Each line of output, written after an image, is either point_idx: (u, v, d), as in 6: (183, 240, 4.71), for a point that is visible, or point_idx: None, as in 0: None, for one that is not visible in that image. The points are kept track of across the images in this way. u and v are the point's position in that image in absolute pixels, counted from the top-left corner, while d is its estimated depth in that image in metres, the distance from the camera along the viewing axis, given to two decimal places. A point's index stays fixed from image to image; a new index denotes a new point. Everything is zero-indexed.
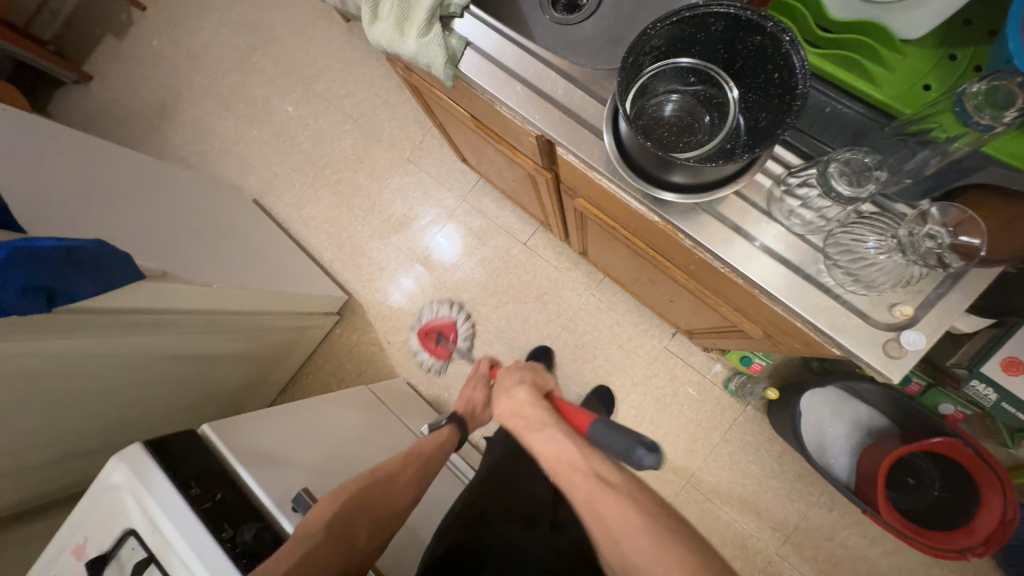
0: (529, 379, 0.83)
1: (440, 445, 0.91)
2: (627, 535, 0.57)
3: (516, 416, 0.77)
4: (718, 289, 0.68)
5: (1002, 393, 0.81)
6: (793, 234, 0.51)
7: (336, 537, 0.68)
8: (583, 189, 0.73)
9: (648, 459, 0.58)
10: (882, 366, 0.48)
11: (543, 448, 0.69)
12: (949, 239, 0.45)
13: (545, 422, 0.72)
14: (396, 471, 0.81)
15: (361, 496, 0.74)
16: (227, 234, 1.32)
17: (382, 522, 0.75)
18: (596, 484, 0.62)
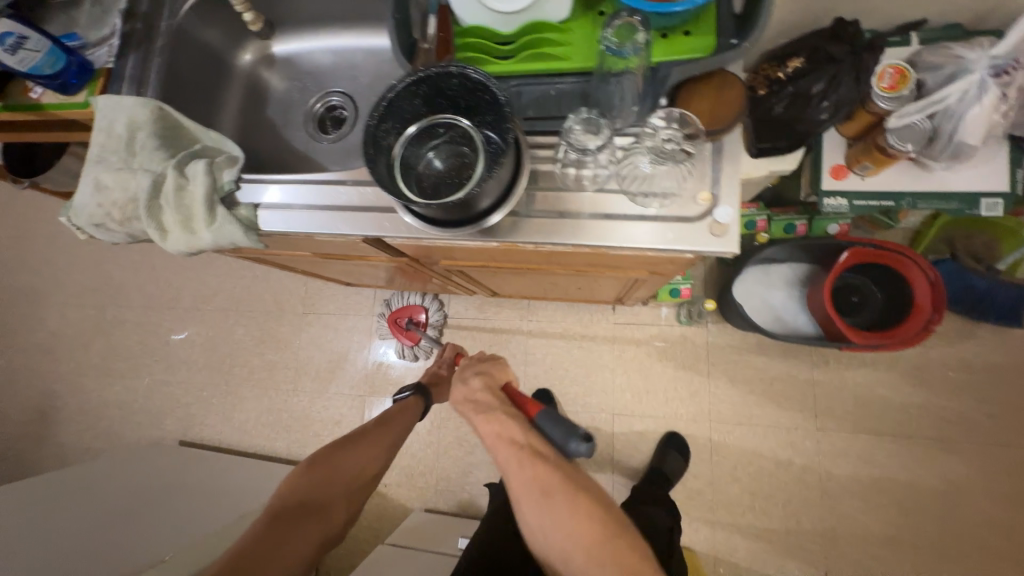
0: (486, 368, 0.74)
1: (401, 419, 0.84)
2: (551, 501, 0.61)
3: (466, 401, 0.71)
4: (592, 263, 0.72)
5: (846, 196, 0.91)
6: (593, 192, 0.57)
7: (308, 512, 0.68)
8: (436, 255, 0.75)
9: (581, 449, 0.60)
10: (720, 247, 0.54)
11: (494, 434, 0.65)
12: (679, 132, 0.54)
13: (500, 410, 0.67)
14: (356, 440, 0.78)
15: (323, 475, 0.72)
16: (166, 495, 1.22)
17: (353, 491, 0.74)
18: (523, 458, 0.63)
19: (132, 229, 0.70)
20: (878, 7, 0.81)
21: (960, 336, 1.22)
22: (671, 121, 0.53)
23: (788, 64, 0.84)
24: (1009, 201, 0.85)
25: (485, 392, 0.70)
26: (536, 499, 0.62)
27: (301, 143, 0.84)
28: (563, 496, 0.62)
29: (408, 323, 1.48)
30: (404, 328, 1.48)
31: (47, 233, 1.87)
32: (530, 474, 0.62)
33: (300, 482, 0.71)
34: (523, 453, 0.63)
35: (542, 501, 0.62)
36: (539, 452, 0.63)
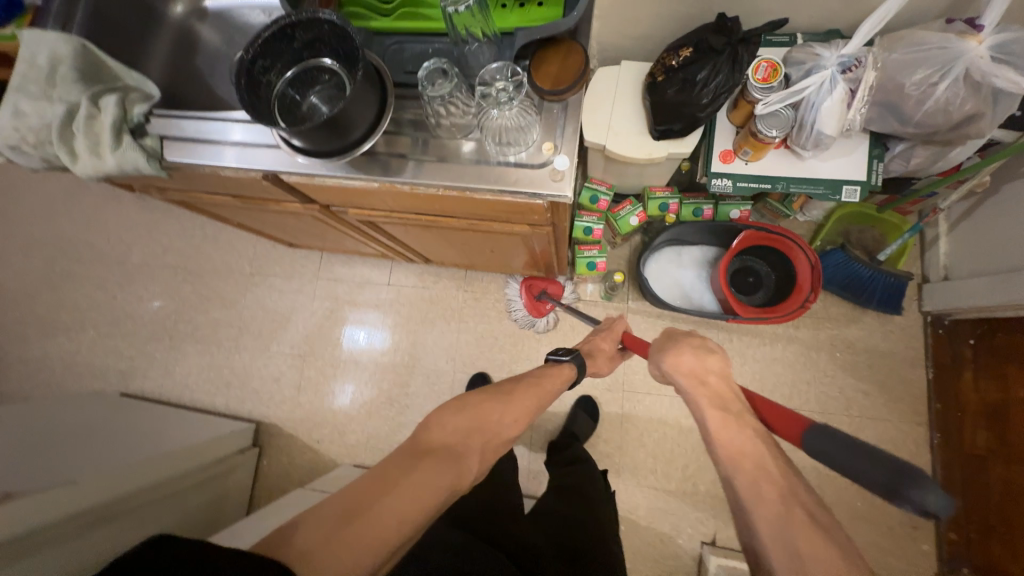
0: (721, 357, 0.75)
1: (555, 380, 0.86)
2: (812, 559, 0.50)
3: (698, 376, 0.72)
4: (473, 214, 0.80)
5: (731, 177, 1.01)
6: (455, 138, 0.65)
7: (447, 455, 0.66)
8: (337, 200, 0.83)
9: (931, 504, 0.44)
10: (557, 190, 0.62)
11: (733, 446, 0.60)
12: (521, 82, 0.62)
13: (743, 417, 0.64)
14: (509, 397, 0.79)
15: (478, 427, 0.73)
16: (96, 432, 1.26)
17: (494, 446, 0.73)
18: (786, 491, 0.55)
19: (47, 153, 0.75)
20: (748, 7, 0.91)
21: (847, 321, 1.34)
22: (516, 75, 0.61)
23: (680, 52, 0.91)
24: (865, 189, 0.96)
25: (719, 378, 0.72)
26: (796, 543, 0.51)
27: (222, 91, 0.88)
28: (837, 561, 0.49)
29: (541, 295, 1.40)
30: (536, 299, 1.40)
31: (1, 183, 1.88)
32: (786, 518, 0.53)
33: (461, 421, 0.72)
34: (774, 483, 0.56)
35: (800, 548, 0.51)
36: (807, 513, 0.54)
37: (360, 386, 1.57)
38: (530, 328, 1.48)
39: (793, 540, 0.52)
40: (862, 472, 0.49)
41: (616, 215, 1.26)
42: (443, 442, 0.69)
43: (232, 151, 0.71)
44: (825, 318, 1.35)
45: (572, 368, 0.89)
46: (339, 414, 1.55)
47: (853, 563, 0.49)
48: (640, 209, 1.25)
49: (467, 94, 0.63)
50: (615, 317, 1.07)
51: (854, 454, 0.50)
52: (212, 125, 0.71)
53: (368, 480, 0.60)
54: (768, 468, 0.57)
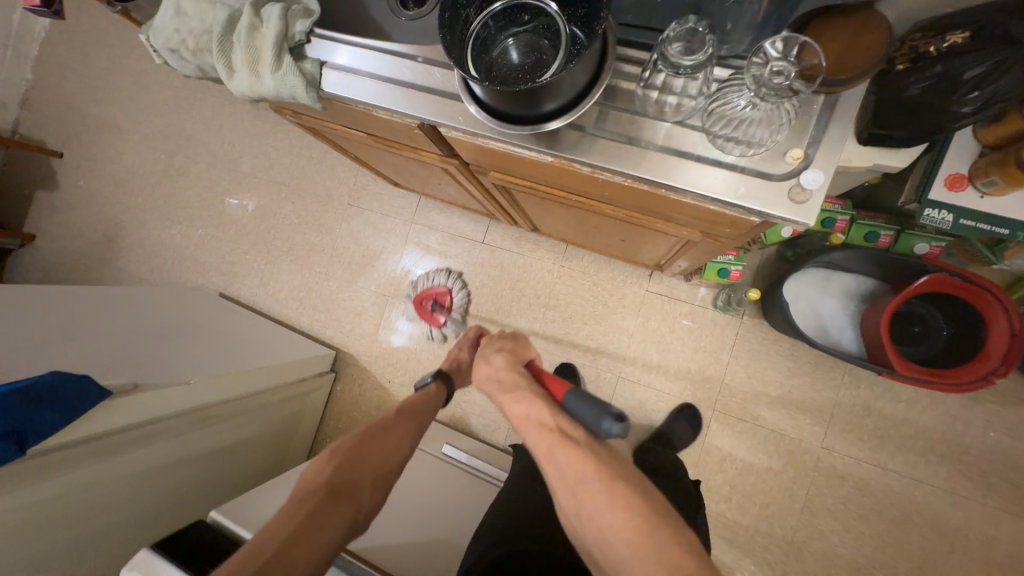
0: (507, 348, 0.79)
1: (428, 400, 0.82)
2: (585, 497, 0.54)
3: (490, 381, 0.74)
4: (643, 207, 0.67)
5: (956, 211, 0.80)
6: (671, 123, 0.51)
7: (333, 499, 0.62)
8: (486, 161, 0.73)
9: (615, 430, 0.56)
10: (794, 215, 0.48)
11: (517, 412, 0.64)
12: (794, 68, 0.45)
13: (524, 385, 0.67)
14: (388, 424, 0.73)
15: (357, 456, 0.67)
16: (200, 330, 1.35)
17: (384, 476, 0.68)
18: (552, 433, 0.59)
19: (203, 62, 0.70)
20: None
21: (1013, 398, 1.12)
22: (785, 53, 0.46)
23: (947, 38, 0.68)
24: None
25: (504, 368, 0.73)
26: (569, 484, 0.56)
27: (378, 13, 0.77)
28: (596, 482, 0.54)
29: (433, 306, 1.51)
30: (429, 312, 1.51)
31: (134, 69, 1.94)
32: (565, 459, 0.56)
33: (332, 470, 0.65)
34: (551, 434, 0.59)
35: (571, 482, 0.55)
36: (581, 441, 0.58)
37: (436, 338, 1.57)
38: (438, 341, 1.54)
39: (566, 475, 0.56)
40: (581, 414, 0.59)
41: None
42: (327, 480, 0.64)
43: (335, 76, 0.64)
44: (985, 389, 1.13)
45: (438, 386, 0.87)
46: (412, 360, 1.57)
47: (618, 482, 0.54)
48: None
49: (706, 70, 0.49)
50: (468, 332, 1.03)
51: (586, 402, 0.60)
52: (345, 50, 0.63)
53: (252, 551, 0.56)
54: (546, 421, 0.60)
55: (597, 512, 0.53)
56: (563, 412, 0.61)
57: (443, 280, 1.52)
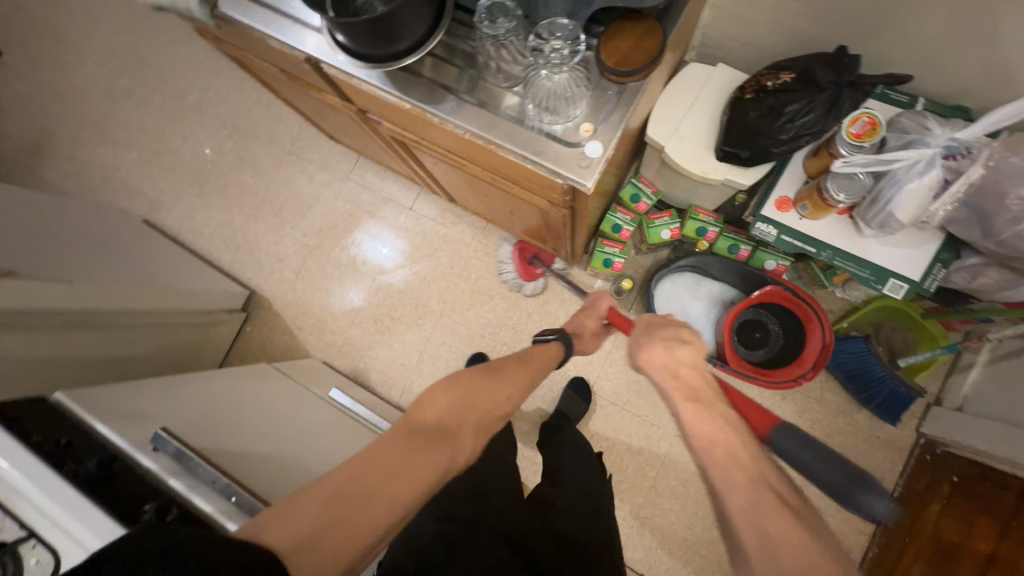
0: (693, 340, 0.77)
1: (545, 358, 0.86)
2: (783, 546, 0.56)
3: (669, 372, 0.73)
4: (496, 170, 0.76)
5: (779, 227, 0.93)
6: (501, 90, 0.63)
7: (438, 437, 0.65)
8: (372, 107, 0.80)
9: (885, 510, 0.69)
10: (579, 177, 0.58)
11: (700, 431, 0.66)
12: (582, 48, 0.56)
13: (714, 404, 0.68)
14: (503, 372, 0.77)
15: (469, 405, 0.70)
16: (108, 246, 1.34)
17: (484, 425, 0.71)
18: (760, 481, 0.60)
19: None
20: (874, 48, 0.82)
21: (835, 409, 1.28)
22: (575, 42, 0.57)
23: (779, 76, 0.84)
24: (911, 289, 0.89)
25: (693, 371, 0.73)
26: (760, 517, 0.58)
27: None
28: (800, 535, 0.56)
29: (534, 259, 1.40)
30: (529, 263, 1.40)
31: None
32: (755, 493, 0.60)
33: (452, 403, 0.68)
34: (732, 466, 0.62)
35: (769, 534, 0.57)
36: (770, 490, 0.60)
37: (352, 294, 1.61)
38: (518, 289, 1.48)
39: (765, 525, 0.57)
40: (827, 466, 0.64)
41: (651, 222, 1.20)
42: (435, 422, 0.67)
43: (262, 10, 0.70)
44: (814, 399, 1.29)
45: (558, 347, 0.89)
46: (325, 311, 1.61)
47: (811, 534, 0.57)
48: (677, 225, 1.19)
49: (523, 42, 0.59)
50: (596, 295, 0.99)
51: (815, 453, 0.70)
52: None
53: (342, 485, 0.57)
54: (744, 460, 0.62)
55: (792, 566, 0.54)
56: (765, 460, 0.64)
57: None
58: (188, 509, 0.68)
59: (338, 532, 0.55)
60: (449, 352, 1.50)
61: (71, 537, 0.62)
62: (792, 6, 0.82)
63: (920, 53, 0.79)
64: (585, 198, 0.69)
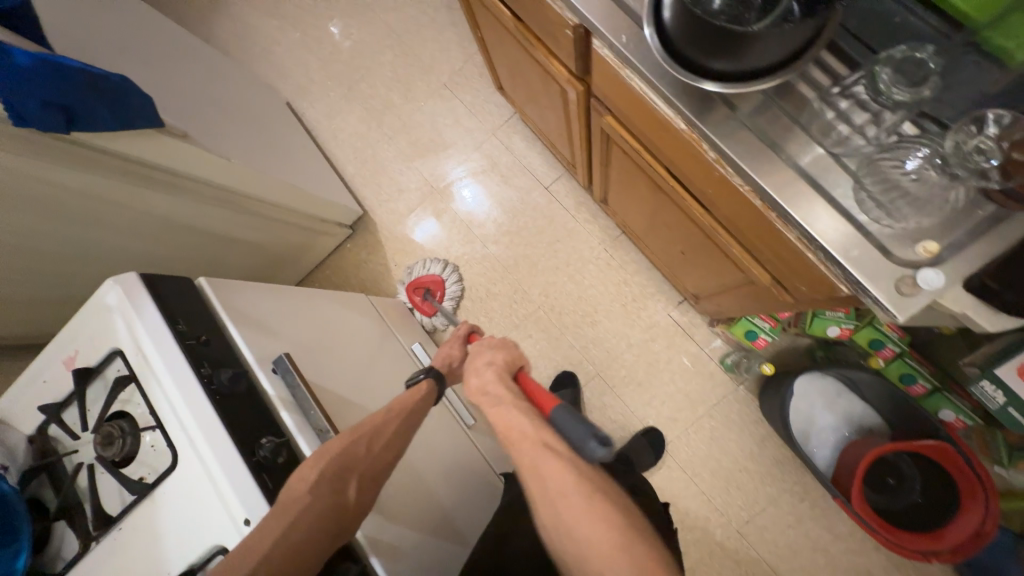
0: (500, 360, 0.71)
1: (411, 399, 0.68)
2: (566, 504, 0.54)
3: (485, 394, 0.68)
4: (734, 225, 0.63)
5: (1012, 397, 0.76)
6: (826, 153, 0.48)
7: (322, 508, 0.57)
8: (612, 100, 0.68)
9: (601, 454, 0.57)
10: (889, 303, 0.44)
11: (499, 421, 0.63)
12: (993, 153, 0.43)
13: (510, 400, 0.64)
14: (376, 425, 0.64)
15: (349, 460, 0.60)
16: (258, 127, 1.33)
17: (375, 474, 0.61)
18: (541, 446, 0.58)
19: None
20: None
21: None
22: (1003, 133, 0.43)
23: None
24: None
25: (503, 382, 0.68)
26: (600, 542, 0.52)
27: None
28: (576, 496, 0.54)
29: (426, 295, 1.45)
30: (421, 299, 1.45)
31: None
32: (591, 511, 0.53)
33: (316, 479, 0.57)
34: (533, 442, 0.59)
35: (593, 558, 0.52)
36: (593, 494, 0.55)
37: (454, 251, 1.55)
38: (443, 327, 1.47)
39: (548, 486, 0.56)
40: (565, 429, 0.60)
41: (820, 311, 1.03)
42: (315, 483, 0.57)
43: None
44: (911, 562, 1.13)
45: (429, 386, 0.71)
46: (424, 258, 1.56)
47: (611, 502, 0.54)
48: (851, 326, 1.02)
49: (901, 118, 0.48)
50: (460, 329, 0.85)
51: (580, 428, 0.59)
52: None
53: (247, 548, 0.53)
54: (527, 433, 0.60)
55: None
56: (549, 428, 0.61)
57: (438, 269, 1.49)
58: (293, 454, 0.65)
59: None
60: (531, 348, 1.42)
61: (193, 446, 0.60)
62: None
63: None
64: (844, 305, 0.56)
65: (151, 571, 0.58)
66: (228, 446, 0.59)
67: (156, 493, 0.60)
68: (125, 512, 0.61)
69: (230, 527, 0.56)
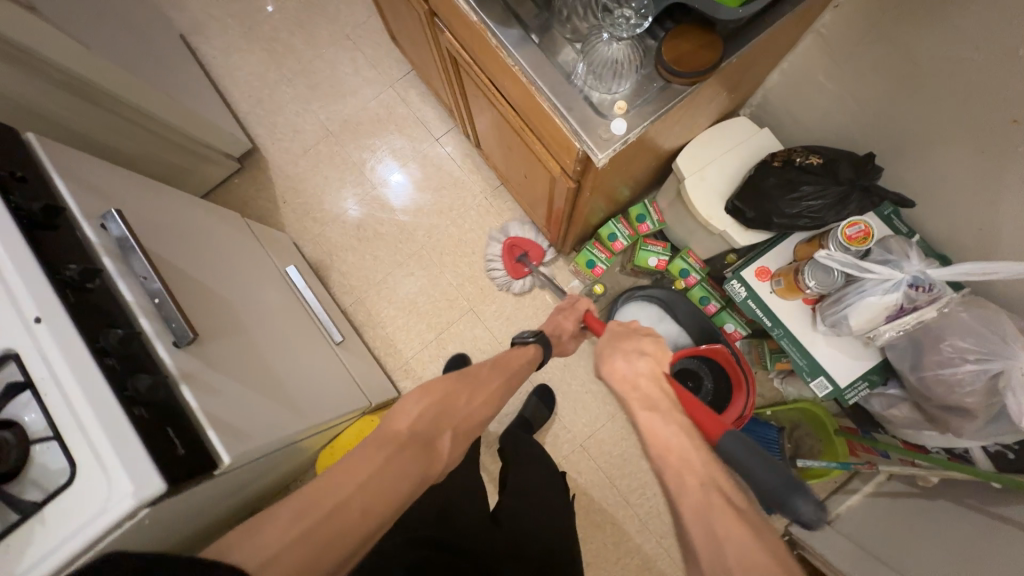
0: (651, 352, 0.74)
1: (523, 356, 0.90)
2: (740, 561, 0.50)
3: (630, 384, 0.70)
4: (526, 116, 0.77)
5: (749, 290, 0.98)
6: (569, 46, 0.67)
7: (419, 445, 0.69)
8: (440, 11, 0.81)
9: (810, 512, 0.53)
10: (595, 145, 0.61)
11: (650, 430, 0.63)
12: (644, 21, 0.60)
13: (663, 410, 0.64)
14: (479, 375, 0.83)
15: (447, 406, 0.75)
16: (137, 37, 1.30)
17: (465, 428, 0.77)
18: (710, 489, 0.55)
19: None
20: (895, 169, 0.89)
21: None
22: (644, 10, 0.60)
23: (808, 158, 0.89)
24: (832, 393, 0.94)
25: (652, 380, 0.69)
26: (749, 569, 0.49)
27: None
28: (756, 553, 0.50)
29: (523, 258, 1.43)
30: (515, 260, 1.42)
31: None
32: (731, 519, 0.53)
33: (426, 407, 0.73)
34: (705, 480, 0.56)
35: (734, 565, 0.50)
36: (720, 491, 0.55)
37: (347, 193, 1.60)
38: (503, 288, 1.48)
39: (716, 531, 0.52)
40: (757, 478, 0.56)
41: (644, 245, 1.26)
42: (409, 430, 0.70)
43: None
44: None
45: (537, 348, 0.93)
46: (314, 197, 1.59)
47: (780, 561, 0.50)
48: (666, 257, 1.25)
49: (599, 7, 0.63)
50: (575, 301, 1.05)
51: (757, 461, 0.57)
52: None
53: (309, 501, 0.57)
54: (695, 467, 0.57)
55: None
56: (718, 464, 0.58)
57: (537, 237, 1.47)
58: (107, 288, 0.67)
59: (323, 555, 0.55)
60: (413, 285, 1.51)
61: None
62: (846, 101, 0.90)
63: (932, 189, 0.85)
64: (594, 173, 0.71)
65: None
66: (29, 261, 0.61)
67: None
68: None
69: (22, 330, 0.58)
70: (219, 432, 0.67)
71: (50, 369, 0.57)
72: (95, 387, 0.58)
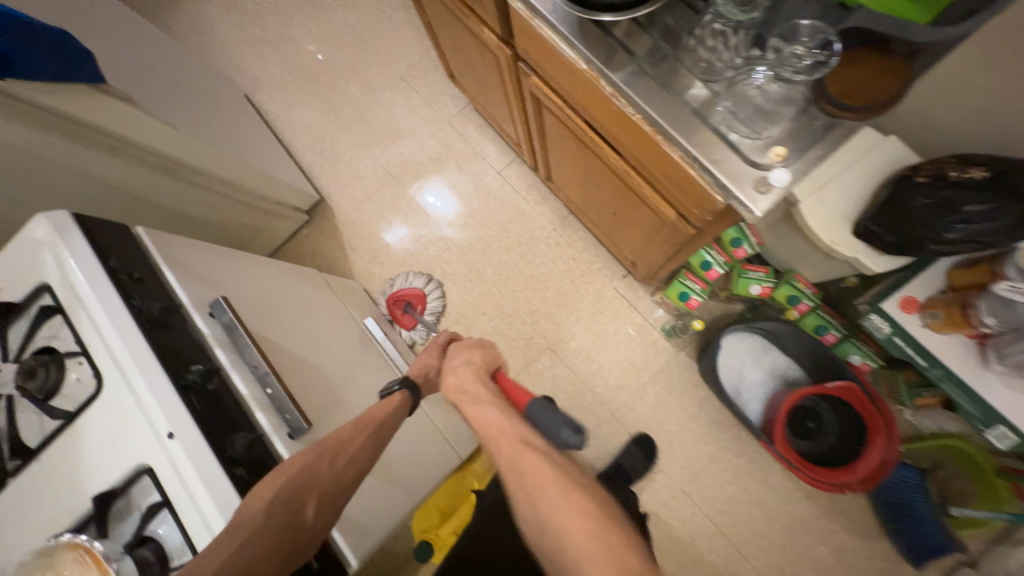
0: (475, 358, 0.75)
1: (383, 408, 0.70)
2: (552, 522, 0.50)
3: (459, 391, 0.70)
4: (637, 160, 0.70)
5: (894, 326, 0.85)
6: (698, 82, 0.57)
7: (273, 530, 0.54)
8: (531, 56, 0.75)
9: (571, 439, 0.59)
10: (750, 200, 0.52)
11: (484, 424, 0.62)
12: (811, 50, 0.50)
13: (486, 398, 0.66)
14: (344, 440, 0.63)
15: (308, 482, 0.58)
16: (212, 107, 1.35)
17: (334, 496, 0.60)
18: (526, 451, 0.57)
19: None
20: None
21: (854, 526, 1.18)
22: (812, 39, 0.50)
23: (970, 169, 0.75)
24: (1018, 444, 0.80)
25: (473, 381, 0.70)
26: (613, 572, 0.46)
27: None
28: (574, 522, 0.50)
29: (405, 307, 1.46)
30: (400, 311, 1.46)
31: None
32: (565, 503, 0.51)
33: (283, 488, 0.56)
34: (514, 439, 0.58)
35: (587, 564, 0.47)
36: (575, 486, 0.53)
37: (411, 236, 1.58)
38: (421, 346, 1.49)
39: (545, 510, 0.51)
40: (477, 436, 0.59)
41: (743, 271, 1.13)
42: (274, 503, 0.55)
43: None
44: (838, 509, 1.20)
45: (402, 399, 0.73)
46: (380, 242, 1.59)
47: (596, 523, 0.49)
48: (770, 284, 1.12)
49: (744, 40, 0.54)
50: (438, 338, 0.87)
51: (548, 412, 0.63)
52: None
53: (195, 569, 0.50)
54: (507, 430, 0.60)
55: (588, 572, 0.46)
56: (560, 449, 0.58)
57: (421, 284, 1.49)
58: (224, 383, 0.66)
59: None
60: (485, 325, 1.46)
61: (119, 370, 0.60)
62: None
63: None
64: (729, 223, 0.63)
65: (73, 496, 0.58)
66: (155, 369, 0.60)
67: (79, 421, 0.60)
68: (45, 442, 0.60)
69: (155, 445, 0.57)
70: (342, 531, 0.65)
71: (186, 486, 0.56)
72: (229, 503, 0.56)
